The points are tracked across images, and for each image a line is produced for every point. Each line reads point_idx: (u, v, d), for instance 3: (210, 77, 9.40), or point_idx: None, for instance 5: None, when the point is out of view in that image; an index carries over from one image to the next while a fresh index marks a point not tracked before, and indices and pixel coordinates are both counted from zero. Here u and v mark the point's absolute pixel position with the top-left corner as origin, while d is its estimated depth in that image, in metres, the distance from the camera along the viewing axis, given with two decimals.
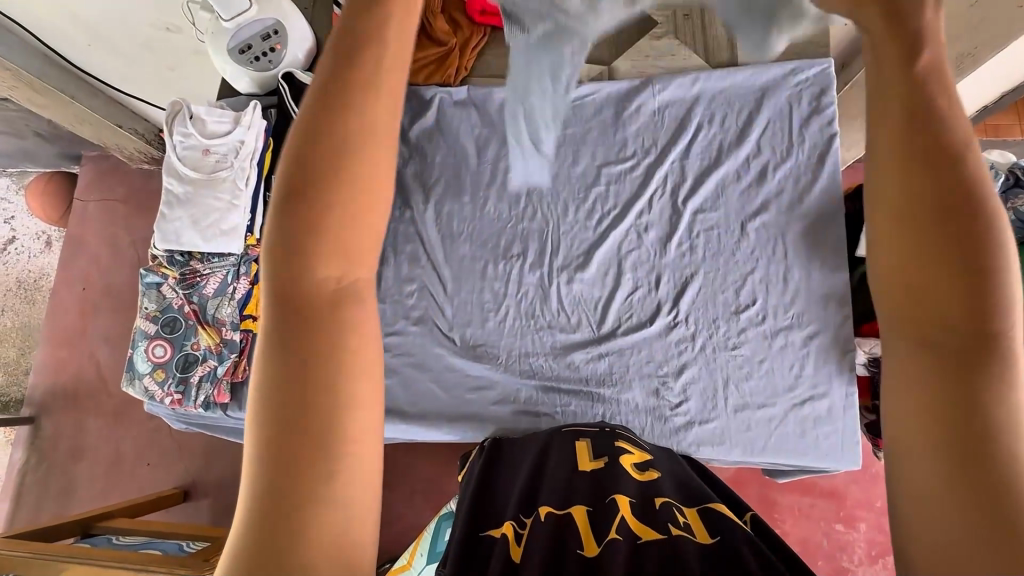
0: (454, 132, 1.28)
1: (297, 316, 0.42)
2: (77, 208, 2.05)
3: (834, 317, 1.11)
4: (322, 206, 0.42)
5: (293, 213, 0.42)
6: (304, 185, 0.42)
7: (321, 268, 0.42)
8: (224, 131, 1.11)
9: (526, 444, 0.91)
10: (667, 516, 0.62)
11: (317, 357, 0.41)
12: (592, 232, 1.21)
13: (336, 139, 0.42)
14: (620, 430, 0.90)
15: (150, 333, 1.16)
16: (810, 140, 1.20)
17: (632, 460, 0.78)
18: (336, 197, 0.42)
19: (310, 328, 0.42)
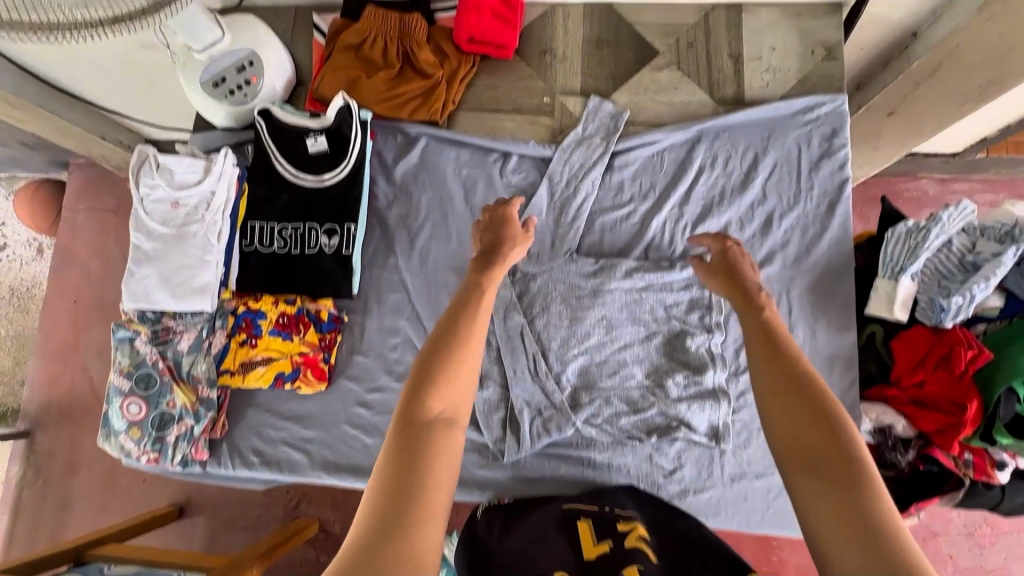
0: (442, 172, 1.22)
1: (428, 425, 0.66)
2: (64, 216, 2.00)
3: (839, 382, 1.05)
4: (457, 329, 0.75)
5: (449, 326, 0.75)
6: (454, 323, 0.76)
7: (456, 393, 0.70)
8: (193, 181, 1.04)
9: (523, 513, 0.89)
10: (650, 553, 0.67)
11: (437, 453, 0.64)
12: (586, 282, 1.13)
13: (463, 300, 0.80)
14: (614, 504, 0.87)
15: (124, 390, 1.12)
16: (820, 187, 1.13)
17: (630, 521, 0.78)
18: (468, 319, 0.77)
19: (438, 425, 0.66)
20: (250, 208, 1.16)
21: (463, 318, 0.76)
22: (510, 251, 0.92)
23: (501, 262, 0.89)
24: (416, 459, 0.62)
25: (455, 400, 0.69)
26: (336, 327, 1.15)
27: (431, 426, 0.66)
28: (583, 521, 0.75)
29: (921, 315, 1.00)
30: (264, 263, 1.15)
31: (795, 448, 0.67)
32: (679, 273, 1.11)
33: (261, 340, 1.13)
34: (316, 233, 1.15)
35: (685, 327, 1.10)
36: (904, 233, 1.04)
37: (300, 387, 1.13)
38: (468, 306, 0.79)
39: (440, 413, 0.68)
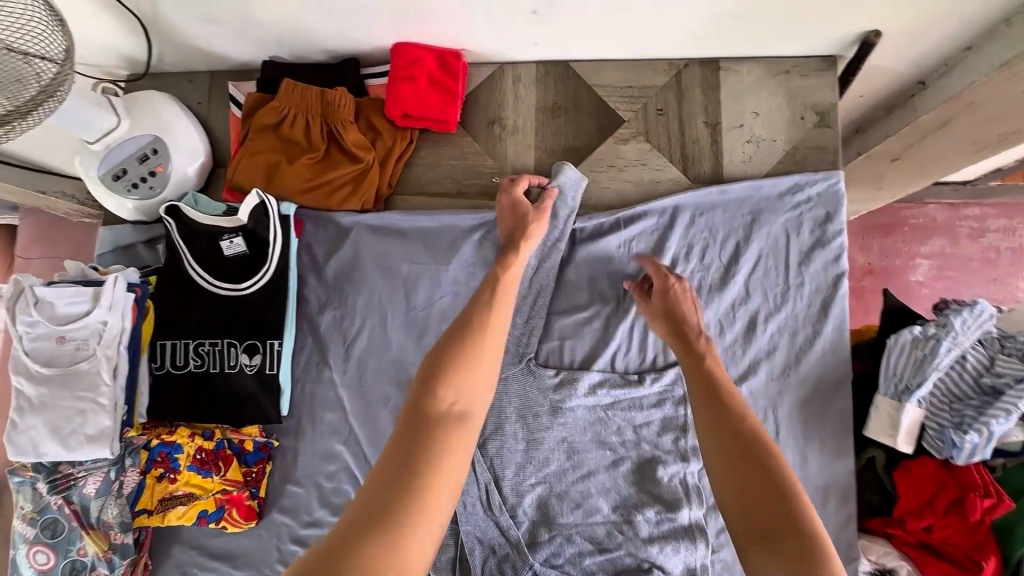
0: (379, 268, 1.06)
1: (439, 421, 0.66)
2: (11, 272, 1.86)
3: (835, 517, 0.91)
4: (466, 337, 0.75)
5: (444, 351, 0.73)
6: (462, 338, 0.75)
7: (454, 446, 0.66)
8: (80, 311, 0.90)
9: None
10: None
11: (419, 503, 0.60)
12: (546, 400, 1.01)
13: (484, 309, 0.79)
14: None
15: (29, 536, 0.99)
16: (813, 282, 0.97)
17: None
18: (480, 336, 0.76)
19: (448, 422, 0.67)
20: (157, 327, 1.03)
21: (475, 326, 0.76)
22: (527, 238, 0.93)
23: (506, 288, 0.85)
24: (383, 517, 0.58)
25: (443, 446, 0.65)
26: (263, 456, 1.02)
27: (417, 478, 0.62)
28: None
29: (928, 444, 0.86)
30: (178, 388, 1.01)
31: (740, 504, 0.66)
32: (650, 387, 1.02)
33: (181, 474, 0.99)
34: (236, 351, 1.01)
35: (656, 452, 1.01)
36: (910, 340, 0.89)
37: (225, 526, 1.01)
38: (474, 327, 0.77)
39: (430, 464, 0.63)
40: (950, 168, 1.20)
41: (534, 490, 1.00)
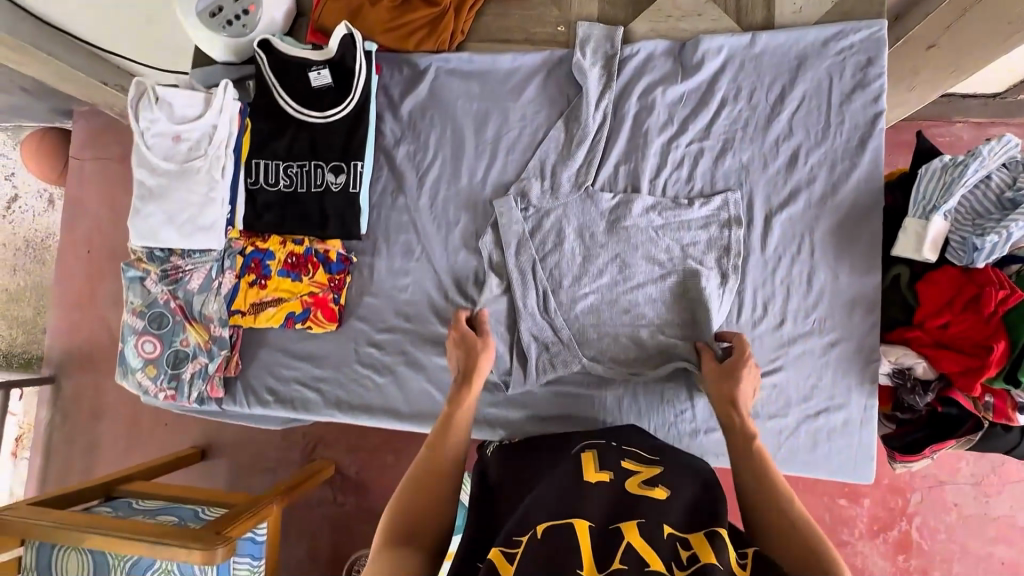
0: (451, 107, 1.16)
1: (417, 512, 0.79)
2: (73, 167, 1.96)
3: (860, 324, 1.02)
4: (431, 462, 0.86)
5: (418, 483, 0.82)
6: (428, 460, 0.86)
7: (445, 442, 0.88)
8: (195, 114, 1.01)
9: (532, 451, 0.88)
10: (674, 545, 0.66)
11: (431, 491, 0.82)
12: (603, 219, 1.10)
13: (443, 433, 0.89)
14: (625, 443, 0.89)
15: (138, 328, 1.12)
16: (852, 120, 1.06)
17: (640, 478, 0.77)
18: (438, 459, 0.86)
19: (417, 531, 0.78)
20: (253, 147, 1.13)
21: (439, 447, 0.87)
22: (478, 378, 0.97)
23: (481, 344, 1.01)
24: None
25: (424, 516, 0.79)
26: (344, 268, 1.14)
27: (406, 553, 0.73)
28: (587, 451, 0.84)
29: (951, 255, 0.96)
30: (271, 202, 1.12)
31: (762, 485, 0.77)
32: (698, 211, 1.07)
33: (270, 281, 1.12)
34: (322, 171, 1.12)
35: (700, 268, 1.06)
36: (939, 168, 0.98)
37: (310, 327, 1.13)
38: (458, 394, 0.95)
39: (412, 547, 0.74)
40: (975, 65, 1.25)
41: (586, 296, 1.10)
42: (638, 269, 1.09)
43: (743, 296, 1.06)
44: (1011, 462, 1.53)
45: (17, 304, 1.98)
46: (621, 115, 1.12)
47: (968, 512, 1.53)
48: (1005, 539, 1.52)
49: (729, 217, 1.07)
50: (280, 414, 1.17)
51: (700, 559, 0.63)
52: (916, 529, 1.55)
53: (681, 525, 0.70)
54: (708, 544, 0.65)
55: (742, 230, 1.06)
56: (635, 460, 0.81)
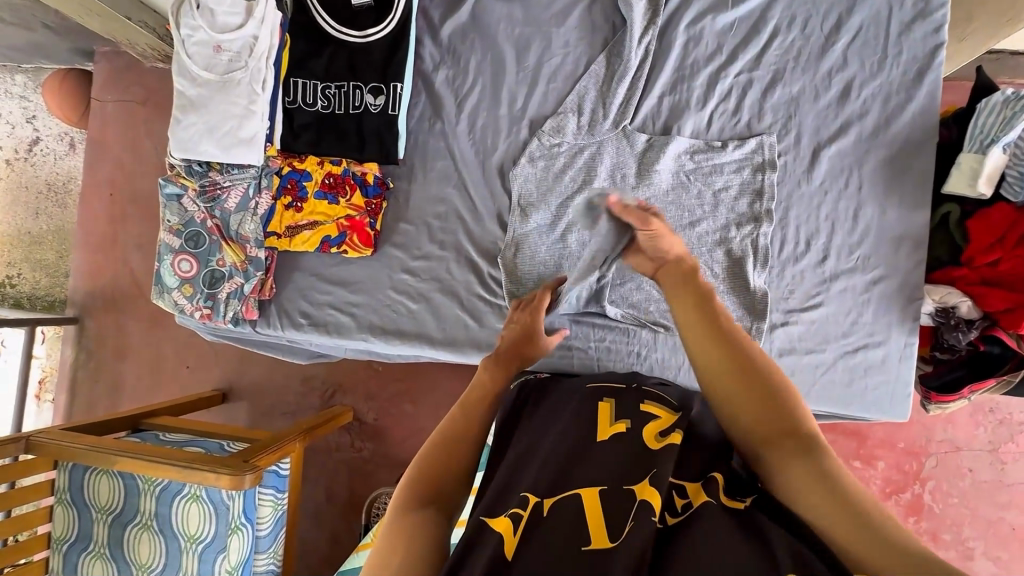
0: (492, 31, 1.13)
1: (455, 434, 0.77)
2: (94, 109, 1.90)
3: (905, 261, 1.01)
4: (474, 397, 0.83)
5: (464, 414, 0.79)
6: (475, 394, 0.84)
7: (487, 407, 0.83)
8: (236, 24, 1.00)
9: (553, 401, 0.89)
10: (672, 496, 0.64)
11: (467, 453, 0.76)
12: (635, 161, 1.08)
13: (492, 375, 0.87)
14: (649, 387, 0.87)
15: (175, 247, 1.12)
16: (910, 52, 1.02)
17: (656, 427, 0.76)
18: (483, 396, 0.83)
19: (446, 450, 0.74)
20: (292, 63, 1.10)
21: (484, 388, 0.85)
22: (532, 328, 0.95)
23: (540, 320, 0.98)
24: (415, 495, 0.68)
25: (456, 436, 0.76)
26: (381, 193, 1.13)
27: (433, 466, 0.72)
28: (606, 401, 0.84)
29: (1007, 190, 0.93)
30: (309, 123, 1.11)
31: (765, 441, 0.65)
32: (732, 153, 1.05)
33: (307, 203, 1.12)
34: (361, 92, 1.10)
35: (733, 212, 1.05)
36: (1000, 102, 0.93)
37: (346, 251, 1.13)
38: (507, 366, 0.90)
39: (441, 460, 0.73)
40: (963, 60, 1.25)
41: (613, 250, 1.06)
42: (677, 200, 1.06)
43: (786, 231, 1.04)
44: None
45: (39, 248, 1.97)
46: (670, 44, 1.08)
47: (983, 477, 1.53)
48: (1019, 505, 1.52)
49: (762, 161, 1.04)
50: (313, 338, 1.17)
51: (698, 511, 0.60)
52: (928, 492, 1.56)
53: (682, 473, 0.68)
54: (707, 495, 0.63)
55: (776, 174, 1.04)
56: (656, 408, 0.80)
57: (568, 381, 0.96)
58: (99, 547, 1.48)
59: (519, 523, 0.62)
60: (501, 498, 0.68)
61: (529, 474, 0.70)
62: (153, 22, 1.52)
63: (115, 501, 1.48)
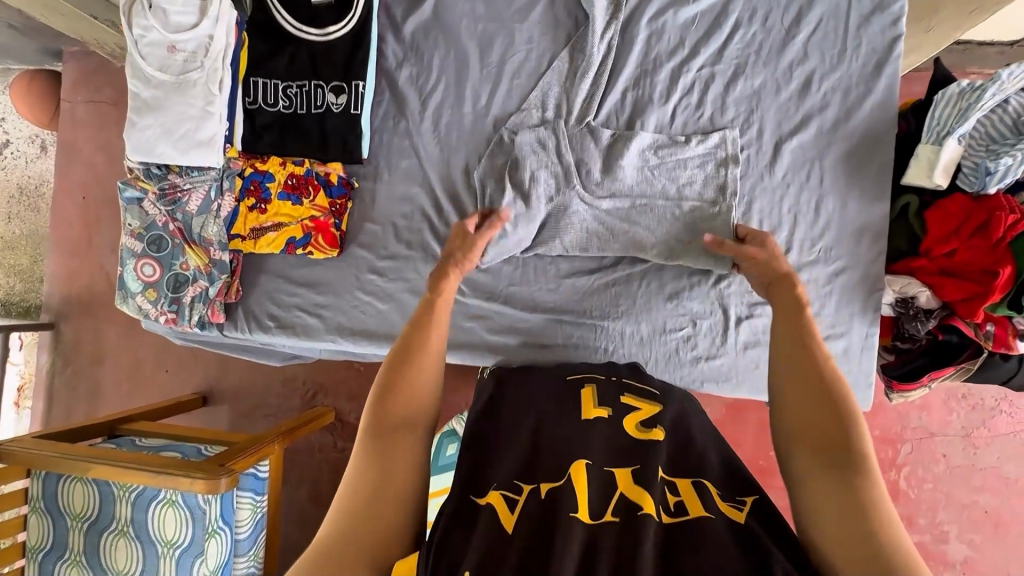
0: (456, 29, 1.12)
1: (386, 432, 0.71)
2: (63, 110, 1.87)
3: (866, 253, 1.02)
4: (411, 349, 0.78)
5: (393, 374, 0.75)
6: (410, 341, 0.79)
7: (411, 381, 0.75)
8: (190, 23, 0.99)
9: (526, 381, 0.86)
10: (664, 492, 0.66)
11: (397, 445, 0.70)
12: (600, 157, 1.07)
13: (426, 322, 0.81)
14: (628, 377, 0.87)
15: (137, 251, 1.10)
16: (868, 45, 1.03)
17: (638, 417, 0.76)
18: (422, 345, 0.78)
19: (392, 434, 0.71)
20: (251, 63, 1.08)
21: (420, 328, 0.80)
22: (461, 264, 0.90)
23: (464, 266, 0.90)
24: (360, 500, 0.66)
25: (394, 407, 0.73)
26: (346, 193, 1.12)
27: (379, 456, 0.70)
28: (587, 388, 0.82)
29: (963, 181, 0.95)
30: (271, 122, 1.09)
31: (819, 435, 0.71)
32: (695, 148, 1.05)
33: (270, 205, 1.10)
34: (322, 91, 1.08)
35: (698, 207, 1.05)
36: (956, 93, 0.94)
37: (311, 252, 1.12)
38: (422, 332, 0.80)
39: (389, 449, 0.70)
40: (937, 43, 1.23)
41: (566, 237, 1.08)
42: (639, 193, 1.07)
43: (749, 225, 1.05)
44: (1001, 415, 1.55)
45: (12, 253, 1.93)
46: (633, 38, 1.08)
47: (956, 462, 1.56)
48: (990, 489, 1.55)
49: (726, 155, 1.05)
50: (282, 341, 1.16)
51: (688, 510, 0.63)
52: (903, 478, 1.58)
53: (669, 470, 0.70)
54: (696, 496, 0.65)
55: (738, 169, 1.04)
56: (639, 399, 0.80)
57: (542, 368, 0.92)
58: (74, 555, 1.47)
59: (516, 505, 0.63)
60: (484, 477, 0.68)
61: (512, 464, 0.69)
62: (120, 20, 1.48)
63: (89, 508, 1.46)
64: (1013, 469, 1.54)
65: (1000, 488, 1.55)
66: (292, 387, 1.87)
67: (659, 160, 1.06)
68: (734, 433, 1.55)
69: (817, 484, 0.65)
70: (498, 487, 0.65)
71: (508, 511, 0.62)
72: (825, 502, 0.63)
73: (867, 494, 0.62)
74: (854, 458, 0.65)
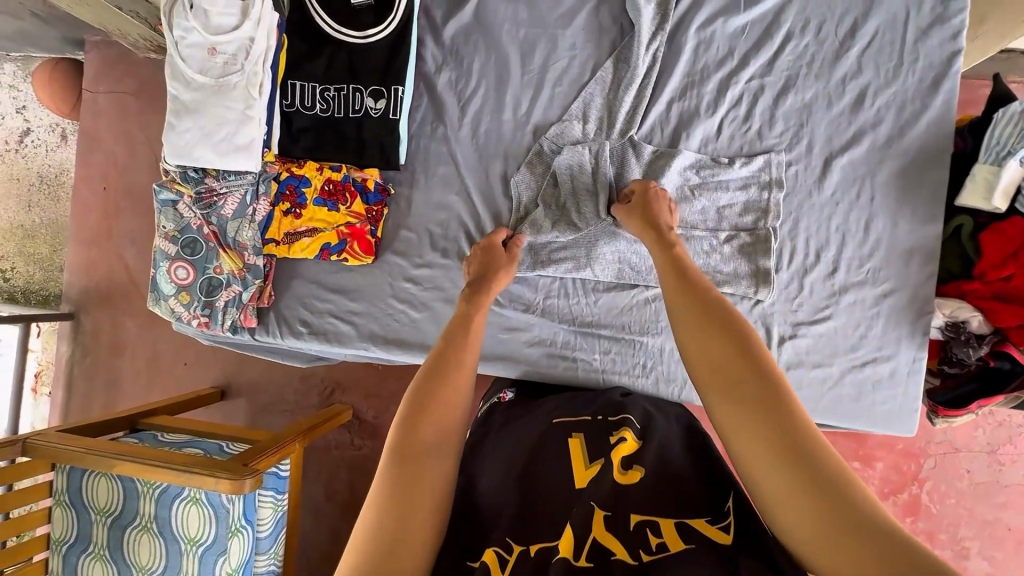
0: (497, 33, 1.09)
1: (414, 459, 0.66)
2: (86, 101, 1.86)
3: (916, 274, 0.99)
4: (445, 370, 0.75)
5: (423, 396, 0.71)
6: (442, 365, 0.75)
7: (448, 405, 0.72)
8: (231, 25, 0.98)
9: (519, 429, 0.85)
10: (644, 534, 0.63)
11: (426, 474, 0.66)
12: (642, 171, 1.04)
13: (459, 346, 0.79)
14: (614, 412, 0.84)
15: (171, 254, 1.09)
16: (926, 59, 0.99)
17: (620, 456, 0.74)
18: (456, 369, 0.75)
19: (420, 459, 0.66)
20: (289, 65, 1.06)
21: (453, 352, 0.77)
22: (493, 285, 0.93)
23: (488, 291, 0.91)
24: (385, 532, 0.60)
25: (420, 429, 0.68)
26: (382, 199, 1.11)
27: (406, 484, 0.64)
28: (574, 436, 0.80)
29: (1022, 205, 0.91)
30: (307, 126, 1.08)
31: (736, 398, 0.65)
32: (739, 171, 1.02)
33: (306, 210, 1.09)
34: (361, 95, 1.06)
35: (738, 229, 1.03)
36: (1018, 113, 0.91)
37: (346, 259, 1.10)
38: (453, 356, 0.77)
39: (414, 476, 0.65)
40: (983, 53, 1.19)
41: (601, 252, 1.06)
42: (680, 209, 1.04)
43: (795, 243, 1.02)
44: None
45: (32, 242, 1.93)
46: (679, 47, 1.04)
47: (980, 479, 1.54)
48: (1014, 507, 1.53)
49: (770, 179, 1.02)
50: (313, 346, 1.15)
51: (669, 549, 0.60)
52: (925, 492, 1.56)
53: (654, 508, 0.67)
54: (678, 533, 0.62)
55: (782, 193, 1.02)
56: (624, 434, 0.77)
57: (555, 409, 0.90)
58: (98, 549, 1.47)
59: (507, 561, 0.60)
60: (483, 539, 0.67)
61: (504, 521, 0.67)
62: (145, 11, 1.46)
63: (113, 504, 1.47)
64: None
65: None
66: (312, 385, 1.87)
67: (700, 176, 1.04)
68: None
69: (729, 407, 0.64)
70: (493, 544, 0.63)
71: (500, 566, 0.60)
72: (744, 428, 0.62)
73: (780, 405, 0.61)
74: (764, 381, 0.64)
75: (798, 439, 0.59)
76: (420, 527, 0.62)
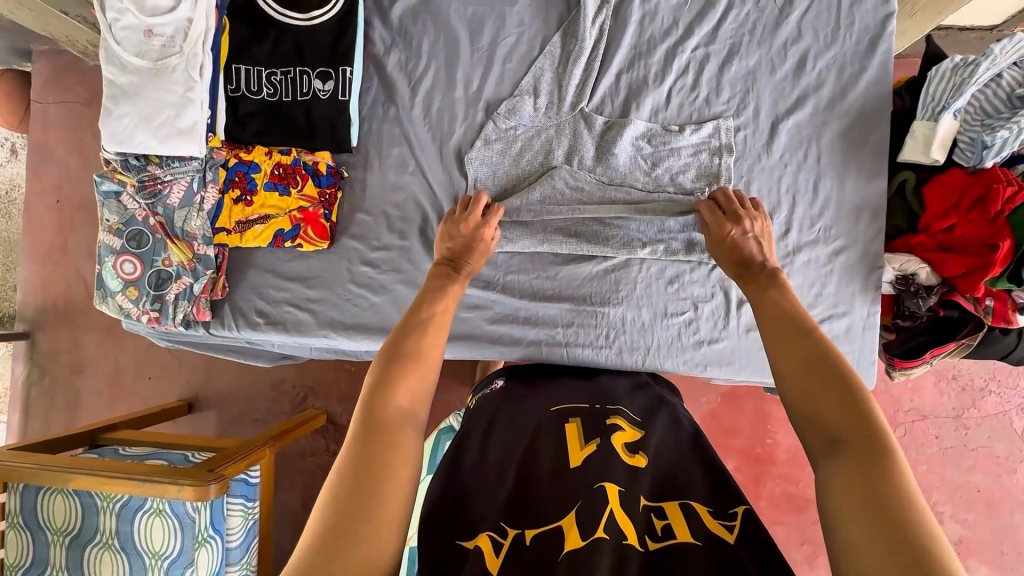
0: (445, 12, 1.09)
1: (383, 432, 0.63)
2: (34, 111, 1.79)
3: (864, 232, 1.02)
4: (416, 348, 0.72)
5: (387, 372, 0.68)
6: (409, 340, 0.73)
7: (415, 378, 0.69)
8: (167, 7, 0.98)
9: (512, 416, 0.83)
10: (650, 517, 0.64)
11: (394, 452, 0.62)
12: (593, 144, 1.06)
13: (427, 322, 0.76)
14: (612, 405, 0.85)
15: (116, 248, 1.05)
16: (862, 22, 1.02)
17: (624, 439, 0.75)
18: (426, 346, 0.73)
19: (389, 433, 0.63)
20: (232, 49, 1.04)
21: (419, 326, 0.75)
22: (469, 267, 0.91)
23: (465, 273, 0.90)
24: (353, 505, 0.57)
25: (389, 404, 0.65)
26: (335, 182, 1.09)
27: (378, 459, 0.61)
28: (571, 422, 0.79)
29: (959, 156, 0.94)
30: (255, 111, 1.05)
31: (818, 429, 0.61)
32: (688, 137, 1.04)
33: (256, 197, 1.06)
34: (308, 78, 1.05)
35: (689, 195, 1.04)
36: (949, 69, 0.94)
37: (301, 245, 1.08)
38: (418, 331, 0.74)
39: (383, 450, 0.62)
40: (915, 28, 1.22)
41: (555, 225, 1.06)
42: (629, 176, 1.05)
43: None
44: (990, 395, 1.56)
45: None
46: (627, 22, 1.06)
47: (948, 443, 1.56)
48: (982, 469, 1.55)
49: (720, 144, 1.03)
50: (271, 337, 1.11)
51: (676, 534, 0.61)
52: None
53: (650, 491, 0.68)
54: (682, 515, 0.63)
55: (732, 156, 1.03)
56: (621, 422, 0.79)
57: (533, 391, 0.90)
58: (56, 571, 1.40)
59: (502, 548, 0.58)
60: (475, 515, 0.64)
61: (499, 501, 0.65)
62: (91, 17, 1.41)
63: (71, 522, 1.40)
64: (1004, 449, 1.55)
65: (992, 468, 1.56)
66: (282, 390, 1.82)
67: (648, 138, 1.05)
68: (731, 422, 1.54)
69: (826, 468, 0.58)
70: (485, 529, 0.61)
71: (494, 554, 0.57)
72: (835, 487, 0.56)
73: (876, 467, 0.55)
74: (864, 432, 0.58)
75: (896, 510, 0.52)
76: (393, 506, 0.58)
